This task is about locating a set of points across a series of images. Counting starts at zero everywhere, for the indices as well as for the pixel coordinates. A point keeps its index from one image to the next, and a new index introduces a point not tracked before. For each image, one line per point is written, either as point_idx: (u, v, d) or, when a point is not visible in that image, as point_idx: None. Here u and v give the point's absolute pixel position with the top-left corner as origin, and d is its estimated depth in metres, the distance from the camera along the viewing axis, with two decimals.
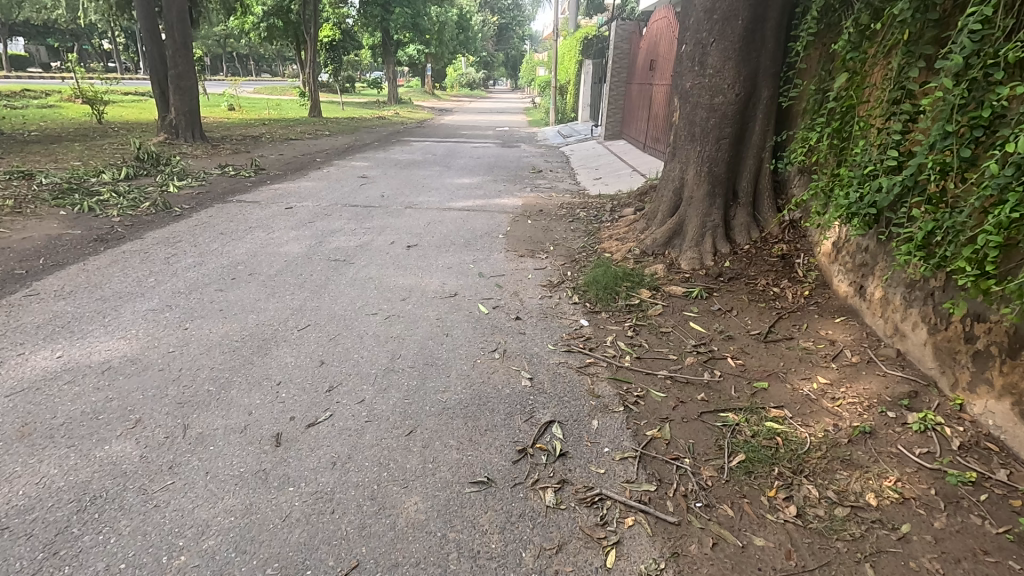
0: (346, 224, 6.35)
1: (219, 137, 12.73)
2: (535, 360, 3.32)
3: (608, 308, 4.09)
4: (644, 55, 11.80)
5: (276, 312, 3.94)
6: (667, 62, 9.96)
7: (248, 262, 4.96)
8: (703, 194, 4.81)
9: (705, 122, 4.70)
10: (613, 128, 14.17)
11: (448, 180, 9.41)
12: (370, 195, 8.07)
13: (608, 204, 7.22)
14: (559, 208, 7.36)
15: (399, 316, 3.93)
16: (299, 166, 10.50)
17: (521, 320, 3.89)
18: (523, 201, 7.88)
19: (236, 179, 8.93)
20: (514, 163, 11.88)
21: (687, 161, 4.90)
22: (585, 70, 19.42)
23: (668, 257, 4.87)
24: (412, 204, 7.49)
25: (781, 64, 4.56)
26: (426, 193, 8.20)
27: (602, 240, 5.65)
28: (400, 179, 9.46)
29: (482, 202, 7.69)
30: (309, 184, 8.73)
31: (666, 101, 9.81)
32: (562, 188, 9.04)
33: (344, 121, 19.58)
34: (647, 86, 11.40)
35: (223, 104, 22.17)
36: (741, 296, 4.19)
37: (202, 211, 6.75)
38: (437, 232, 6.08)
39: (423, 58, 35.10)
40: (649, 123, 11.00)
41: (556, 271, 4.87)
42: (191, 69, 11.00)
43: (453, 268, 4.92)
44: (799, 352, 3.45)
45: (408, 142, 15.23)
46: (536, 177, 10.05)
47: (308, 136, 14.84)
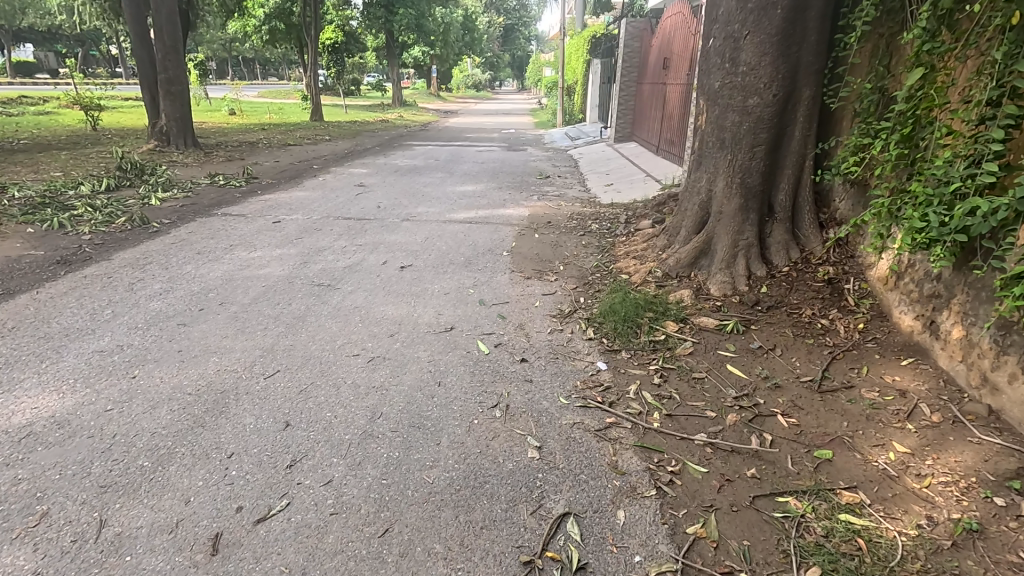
0: (336, 240, 5.81)
1: (213, 143, 12.26)
2: (544, 421, 2.74)
3: (629, 346, 3.50)
4: (657, 53, 11.17)
5: (242, 354, 3.38)
6: (683, 60, 9.34)
7: (222, 289, 4.44)
8: (734, 209, 4.21)
9: (737, 127, 4.10)
10: (623, 129, 13.57)
11: (450, 188, 8.87)
12: (365, 205, 7.54)
13: (622, 214, 6.64)
14: (568, 219, 6.79)
15: (384, 357, 3.37)
16: (294, 174, 10.00)
17: (527, 362, 3.32)
18: (529, 211, 7.31)
19: (225, 189, 8.43)
20: (521, 168, 11.32)
21: (716, 171, 4.31)
22: (594, 69, 18.80)
23: (695, 281, 4.28)
24: (410, 216, 6.94)
25: (826, 58, 3.96)
26: (425, 203, 7.65)
27: (617, 259, 5.07)
28: (399, 187, 8.92)
29: (485, 213, 7.13)
30: (302, 194, 8.22)
31: (682, 101, 9.21)
32: (571, 196, 8.47)
33: (346, 125, 19.11)
34: (660, 85, 10.78)
35: (224, 108, 21.79)
36: (784, 330, 3.59)
37: (181, 227, 6.24)
38: (434, 249, 5.53)
39: (428, 59, 34.63)
40: (663, 125, 10.39)
41: (567, 298, 4.29)
42: (181, 73, 10.53)
43: (450, 293, 4.37)
44: (863, 406, 2.85)
45: (411, 145, 14.72)
46: (543, 183, 9.48)
47: (307, 141, 14.37)
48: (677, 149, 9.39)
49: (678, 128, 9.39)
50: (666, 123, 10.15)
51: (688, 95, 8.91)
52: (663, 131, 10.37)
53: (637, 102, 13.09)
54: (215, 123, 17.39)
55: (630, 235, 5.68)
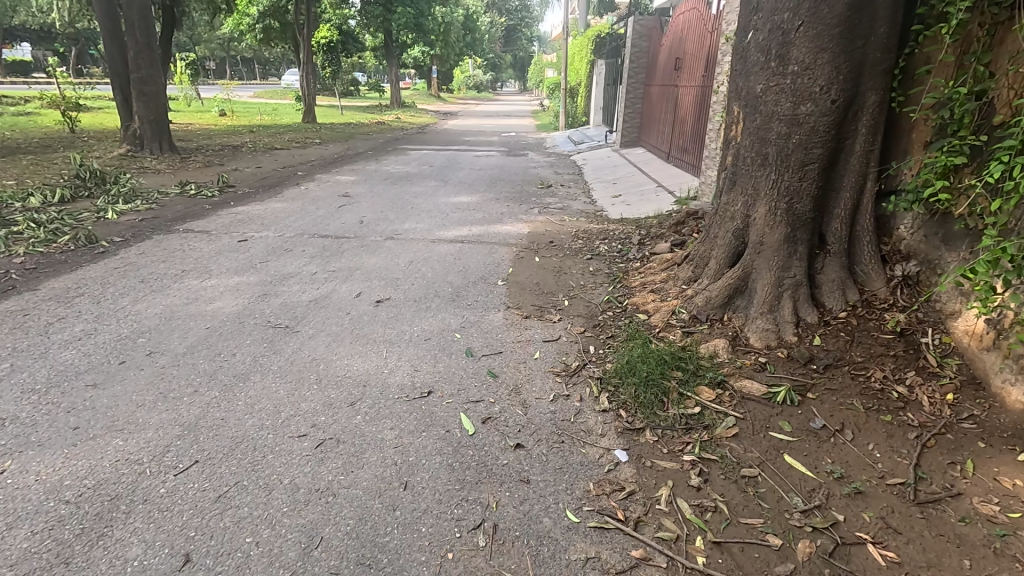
0: (306, 264, 5.06)
1: (193, 147, 11.50)
2: (544, 556, 1.98)
3: (656, 425, 2.73)
4: (667, 53, 10.39)
5: (154, 434, 2.61)
6: (698, 60, 8.58)
7: (156, 332, 3.67)
8: (779, 240, 3.44)
9: (785, 141, 3.32)
10: (630, 134, 12.79)
11: (443, 199, 8.11)
12: (346, 220, 6.78)
13: (635, 233, 5.87)
14: (573, 239, 6.02)
15: (339, 439, 2.61)
16: (275, 182, 9.25)
17: (523, 449, 2.54)
18: (529, 227, 6.54)
19: (196, 199, 7.70)
20: (521, 176, 10.56)
21: (756, 193, 3.54)
22: (598, 70, 18.02)
23: (731, 328, 3.50)
24: (394, 233, 6.18)
25: (896, 56, 3.19)
26: (415, 217, 6.89)
27: (632, 293, 4.30)
28: (388, 197, 8.17)
29: (479, 230, 6.37)
30: (280, 206, 7.47)
31: (697, 106, 8.45)
32: (576, 209, 7.71)
33: (340, 127, 18.41)
34: (671, 87, 10.00)
35: (215, 109, 21.06)
36: (852, 401, 2.82)
37: (132, 247, 5.49)
38: (418, 277, 4.76)
39: (429, 60, 33.92)
40: (675, 130, 9.62)
41: (573, 347, 3.52)
42: (156, 72, 9.78)
43: (432, 341, 3.60)
44: (983, 530, 2.08)
45: (405, 150, 13.96)
46: (545, 193, 8.71)
47: (296, 145, 13.63)
48: (691, 157, 8.62)
49: (691, 135, 8.63)
50: (678, 128, 9.38)
51: (704, 98, 8.13)
52: (674, 137, 9.60)
53: (645, 105, 12.31)
54: (203, 126, 16.68)
55: (646, 263, 4.89)
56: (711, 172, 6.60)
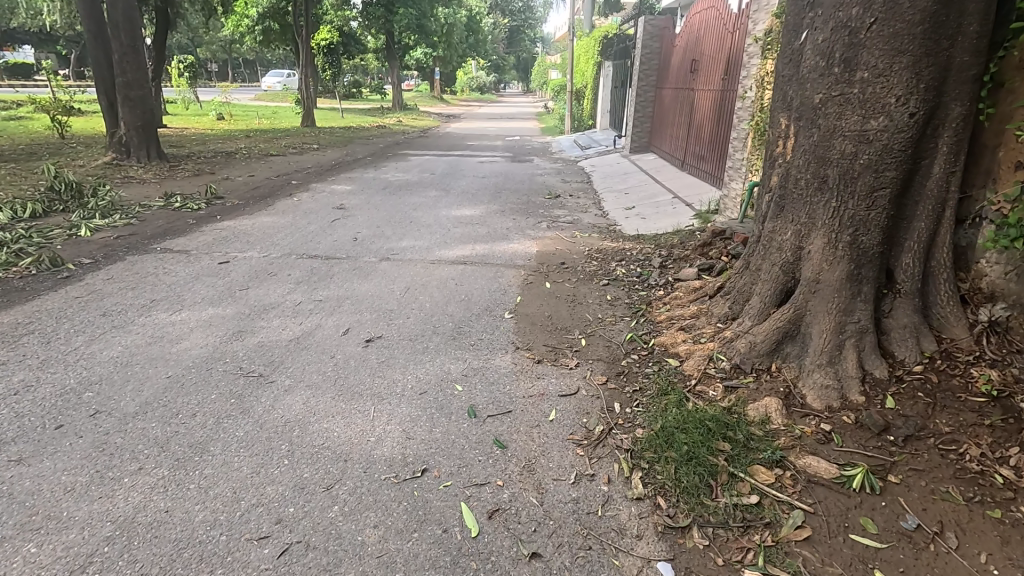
0: (290, 292, 4.54)
1: (184, 154, 11.01)
2: None
3: (705, 522, 2.19)
4: (682, 54, 9.83)
5: (77, 536, 2.09)
6: (717, 62, 8.03)
7: (108, 382, 3.15)
8: (841, 279, 2.89)
9: (849, 162, 2.78)
10: (641, 139, 12.23)
11: (444, 211, 7.59)
12: (339, 237, 6.26)
13: (654, 254, 5.33)
14: (586, 259, 5.48)
15: (308, 544, 2.08)
16: (267, 192, 8.74)
17: (540, 560, 2.02)
18: (537, 245, 6.01)
19: (180, 212, 7.19)
20: (527, 184, 10.03)
21: (812, 223, 2.99)
22: (606, 72, 17.47)
23: (782, 383, 2.96)
24: (390, 253, 5.65)
25: (986, 60, 2.64)
26: (413, 234, 6.35)
27: (659, 332, 3.76)
28: (385, 210, 7.63)
29: (483, 249, 5.83)
30: (269, 221, 6.95)
31: (716, 111, 7.90)
32: (587, 223, 7.18)
33: (340, 130, 17.94)
34: (687, 90, 9.44)
35: (212, 112, 20.63)
36: (947, 488, 2.27)
37: (101, 270, 4.97)
38: (414, 309, 4.22)
39: (431, 62, 33.42)
40: (690, 136, 9.06)
41: (595, 405, 2.98)
42: (142, 76, 9.30)
43: (428, 396, 3.06)
44: None
45: (406, 155, 13.44)
46: (553, 205, 8.17)
47: (293, 151, 13.12)
48: (709, 165, 8.07)
49: (710, 142, 8.07)
50: (695, 134, 8.82)
51: (725, 103, 7.57)
52: (690, 143, 9.04)
53: (656, 109, 11.75)
54: (198, 130, 16.17)
55: (671, 292, 4.35)
56: (737, 185, 6.04)
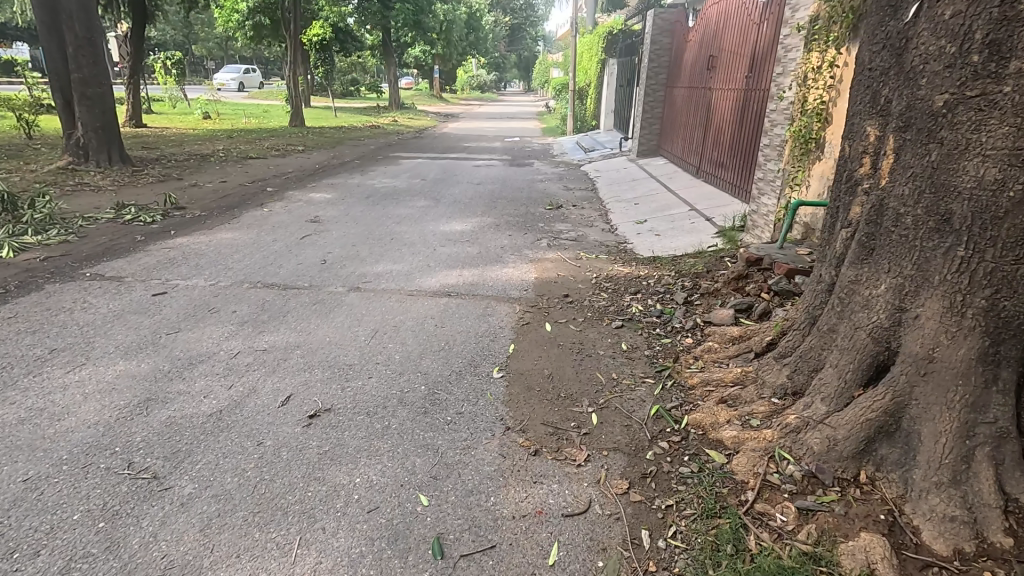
0: (229, 338, 3.67)
1: (154, 157, 10.14)
2: None
3: None
4: (697, 49, 8.94)
5: None
6: (739, 57, 7.14)
7: None
8: (971, 362, 2.00)
9: (990, 195, 1.88)
10: (650, 142, 11.35)
11: (431, 226, 6.72)
12: (306, 259, 5.38)
13: (677, 285, 4.45)
14: (594, 290, 4.61)
15: None
16: (236, 201, 7.87)
17: None
18: (536, 270, 5.13)
19: (131, 227, 6.31)
20: (526, 192, 9.15)
21: (922, 277, 2.11)
22: (610, 70, 16.56)
23: (882, 505, 2.08)
24: (362, 281, 4.78)
25: None
26: (392, 255, 5.48)
27: (695, 405, 2.88)
28: (365, 224, 6.75)
29: (472, 276, 4.95)
30: (229, 237, 6.08)
31: (739, 113, 7.01)
32: (593, 240, 6.31)
33: (331, 131, 17.07)
34: (702, 90, 8.55)
35: (199, 111, 19.75)
36: None
37: (6, 305, 4.10)
38: (379, 365, 3.35)
39: (430, 59, 32.46)
40: (707, 142, 8.19)
41: (614, 536, 2.10)
42: (101, 72, 8.44)
43: (380, 516, 2.19)
44: None
45: (397, 159, 12.56)
46: (554, 218, 7.28)
47: (275, 153, 12.22)
48: (730, 175, 7.19)
49: (731, 148, 7.20)
50: (713, 139, 7.94)
51: (749, 105, 6.70)
52: (707, 149, 8.17)
53: (666, 110, 10.85)
54: (179, 130, 15.29)
55: (705, 343, 3.47)
56: (771, 201, 5.16)
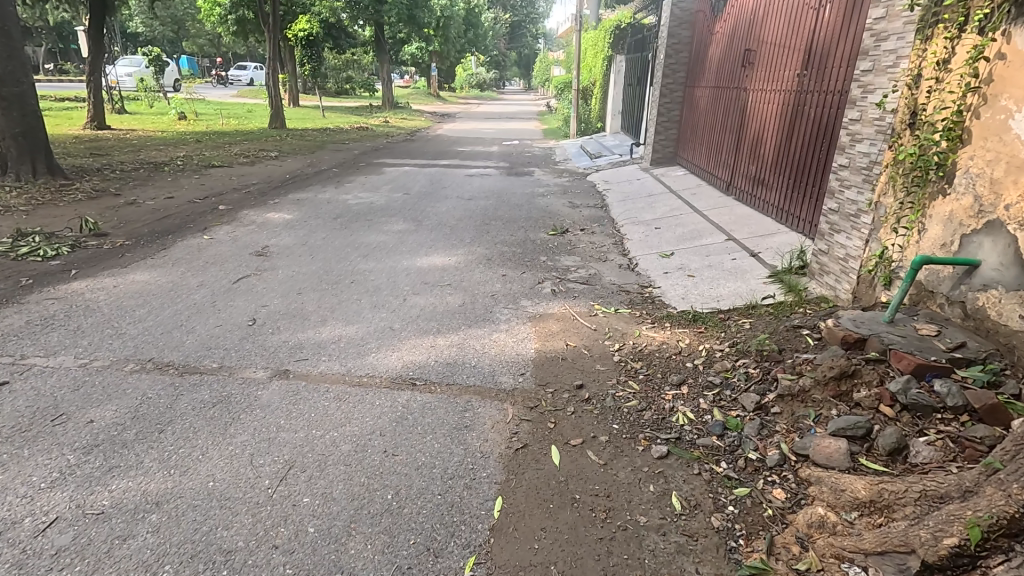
0: (52, 487, 2.32)
1: (95, 168, 8.79)
2: None
3: None
4: (727, 41, 7.61)
5: None
6: (789, 50, 5.80)
7: None
8: None
9: None
10: (665, 150, 10.01)
11: (406, 260, 5.39)
12: (231, 317, 4.04)
13: (738, 373, 3.11)
14: (618, 376, 3.27)
15: None
16: (176, 224, 6.52)
17: None
18: (536, 337, 3.80)
19: (19, 265, 4.95)
20: (525, 210, 7.79)
21: None
22: (617, 68, 15.25)
23: None
24: (295, 359, 3.44)
25: None
26: (347, 312, 4.13)
27: None
28: (322, 257, 5.40)
29: (450, 349, 3.60)
30: (143, 279, 4.74)
31: (789, 121, 5.68)
32: (609, 282, 4.97)
33: (315, 133, 15.73)
34: (734, 90, 7.25)
35: (174, 111, 18.39)
36: None
37: None
38: (276, 556, 2.02)
39: (426, 57, 31.13)
40: (741, 153, 6.87)
41: None
42: (17, 68, 7.14)
43: None
44: None
45: (381, 167, 11.21)
46: (559, 248, 5.93)
47: (243, 161, 10.87)
48: (775, 195, 5.89)
49: (777, 163, 5.91)
50: (750, 149, 6.65)
51: (802, 111, 5.40)
52: (741, 161, 6.87)
53: (685, 112, 9.51)
54: (146, 133, 13.96)
55: (811, 511, 2.13)
56: (855, 246, 3.83)
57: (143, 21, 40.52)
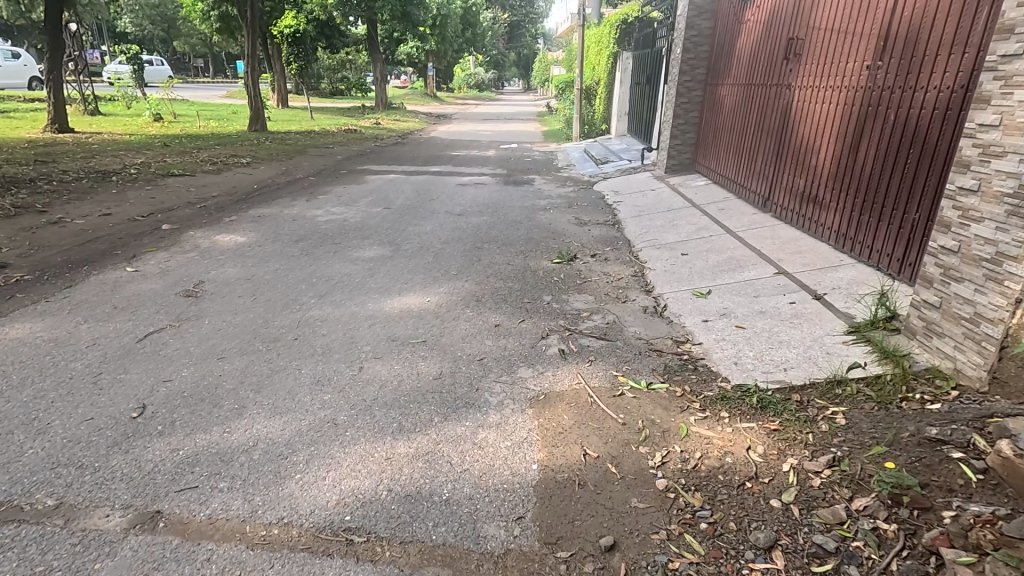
0: None
1: (27, 179, 7.64)
2: None
3: None
4: (763, 30, 6.48)
5: None
6: (856, 37, 4.65)
7: None
8: None
9: None
10: (683, 155, 8.86)
11: (369, 303, 4.22)
12: (111, 401, 2.88)
13: (863, 530, 1.97)
14: (667, 524, 2.12)
15: None
16: (98, 250, 5.37)
17: None
18: (537, 439, 2.64)
19: None
20: (523, 228, 6.62)
21: None
22: (625, 65, 14.10)
23: None
24: (176, 489, 2.28)
25: None
26: (277, 394, 2.98)
27: None
28: (266, 299, 4.24)
29: (413, 468, 2.44)
30: (14, 336, 3.57)
31: (856, 125, 4.54)
32: (634, 335, 3.81)
33: (298, 136, 14.59)
34: (773, 88, 6.12)
35: (148, 113, 17.23)
36: None
37: None
38: None
39: (422, 56, 29.93)
40: (785, 163, 5.74)
41: None
42: None
43: None
44: None
45: (363, 174, 10.05)
46: (566, 283, 4.77)
47: (208, 168, 9.72)
48: (834, 217, 4.77)
49: (836, 177, 4.79)
50: (796, 158, 5.52)
51: (878, 114, 4.26)
52: (784, 171, 5.75)
53: (707, 113, 8.36)
54: (110, 136, 12.79)
55: None
56: (994, 306, 2.69)
57: (132, 20, 39.40)
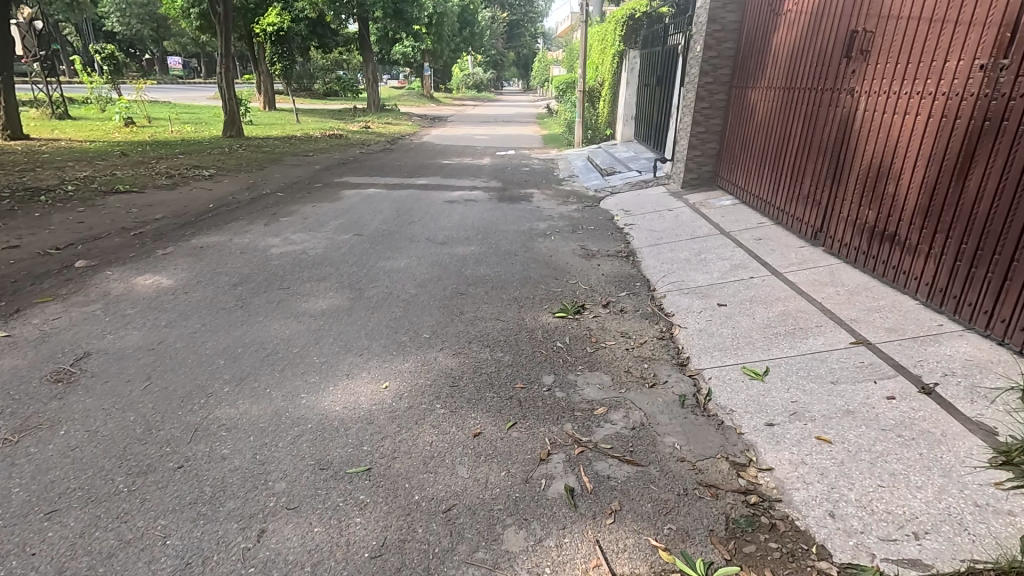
0: None
1: None
2: None
3: None
4: (811, 23, 5.34)
5: None
6: (961, 26, 3.50)
7: None
8: None
9: None
10: (702, 169, 7.70)
11: (303, 392, 3.07)
12: None
13: None
14: None
15: None
16: None
17: None
18: None
19: None
20: (518, 262, 5.48)
21: None
22: (631, 65, 12.97)
23: None
24: None
25: None
26: None
27: None
28: (161, 388, 3.08)
29: None
30: None
31: (963, 145, 3.39)
32: (672, 451, 2.66)
33: (277, 143, 13.46)
34: (826, 94, 4.98)
35: (119, 117, 16.08)
36: None
37: None
38: None
39: (418, 57, 28.73)
40: (845, 189, 4.59)
41: None
42: None
43: None
44: None
45: (340, 189, 8.91)
46: (573, 352, 3.62)
47: (162, 182, 8.56)
48: (928, 266, 3.62)
49: (927, 212, 3.65)
50: (862, 183, 4.37)
51: (1002, 132, 3.11)
52: (842, 197, 4.62)
53: (732, 120, 7.20)
54: (67, 144, 11.64)
55: None
56: None
57: (121, 19, 38.39)
